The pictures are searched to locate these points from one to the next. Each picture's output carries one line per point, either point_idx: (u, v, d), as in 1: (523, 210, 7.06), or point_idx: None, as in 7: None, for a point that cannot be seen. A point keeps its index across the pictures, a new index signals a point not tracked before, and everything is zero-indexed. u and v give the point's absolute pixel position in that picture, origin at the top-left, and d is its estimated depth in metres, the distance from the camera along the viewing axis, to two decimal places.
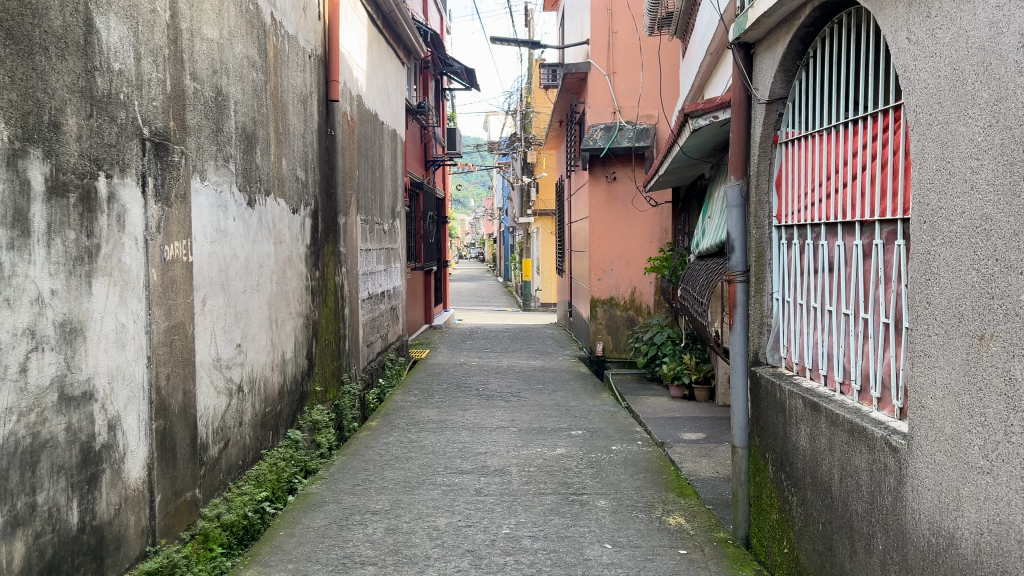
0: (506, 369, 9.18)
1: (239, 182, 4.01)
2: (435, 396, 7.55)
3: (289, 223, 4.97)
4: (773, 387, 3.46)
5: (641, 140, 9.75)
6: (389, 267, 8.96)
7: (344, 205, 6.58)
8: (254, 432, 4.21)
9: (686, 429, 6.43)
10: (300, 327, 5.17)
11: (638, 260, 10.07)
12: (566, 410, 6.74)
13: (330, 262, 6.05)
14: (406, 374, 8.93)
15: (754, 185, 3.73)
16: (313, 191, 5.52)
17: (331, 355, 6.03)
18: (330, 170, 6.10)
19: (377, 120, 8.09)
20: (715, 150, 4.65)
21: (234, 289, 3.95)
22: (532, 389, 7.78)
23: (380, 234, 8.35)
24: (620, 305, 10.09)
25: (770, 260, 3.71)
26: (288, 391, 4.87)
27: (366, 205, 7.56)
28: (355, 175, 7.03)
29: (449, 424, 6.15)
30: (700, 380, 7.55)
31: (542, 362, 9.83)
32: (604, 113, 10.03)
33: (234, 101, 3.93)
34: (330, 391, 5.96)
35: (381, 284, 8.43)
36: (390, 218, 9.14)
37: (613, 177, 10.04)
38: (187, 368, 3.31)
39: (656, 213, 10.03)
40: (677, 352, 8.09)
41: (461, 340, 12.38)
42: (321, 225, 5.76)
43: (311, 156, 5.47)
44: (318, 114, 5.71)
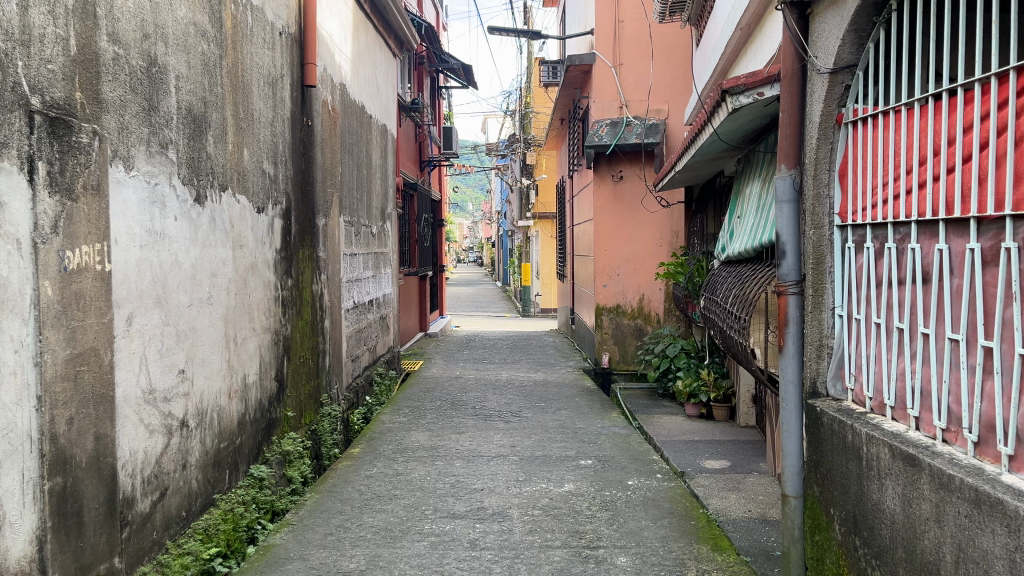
0: (506, 384, 8.47)
1: (183, 172, 3.31)
2: (427, 415, 6.84)
3: (253, 224, 4.26)
4: (840, 429, 2.76)
5: (650, 136, 9.06)
6: (378, 273, 8.24)
7: (324, 205, 5.87)
8: (204, 475, 3.50)
9: (707, 456, 5.72)
10: (267, 344, 4.47)
11: (646, 265, 9.38)
12: (573, 433, 6.02)
13: (306, 270, 5.34)
14: (397, 389, 8.22)
15: (810, 175, 3.04)
16: (285, 188, 4.82)
17: (308, 375, 5.33)
18: (307, 165, 5.40)
19: (363, 113, 7.38)
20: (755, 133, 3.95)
21: (175, 304, 3.24)
22: (534, 408, 7.07)
23: (367, 238, 7.64)
24: (628, 313, 9.41)
25: (831, 267, 3.01)
26: (250, 421, 4.15)
27: (351, 205, 6.85)
28: (337, 171, 6.32)
29: (441, 452, 5.44)
30: (720, 399, 6.86)
31: (544, 375, 9.12)
32: (611, 108, 9.34)
33: (175, 74, 3.24)
34: (307, 415, 5.25)
35: (369, 292, 7.72)
36: (380, 221, 8.43)
37: (620, 176, 9.34)
38: (101, 407, 2.61)
39: (667, 214, 9.32)
40: (693, 367, 7.40)
41: (457, 350, 11.67)
42: (295, 227, 5.06)
43: (283, 148, 4.77)
44: (292, 101, 5.01)
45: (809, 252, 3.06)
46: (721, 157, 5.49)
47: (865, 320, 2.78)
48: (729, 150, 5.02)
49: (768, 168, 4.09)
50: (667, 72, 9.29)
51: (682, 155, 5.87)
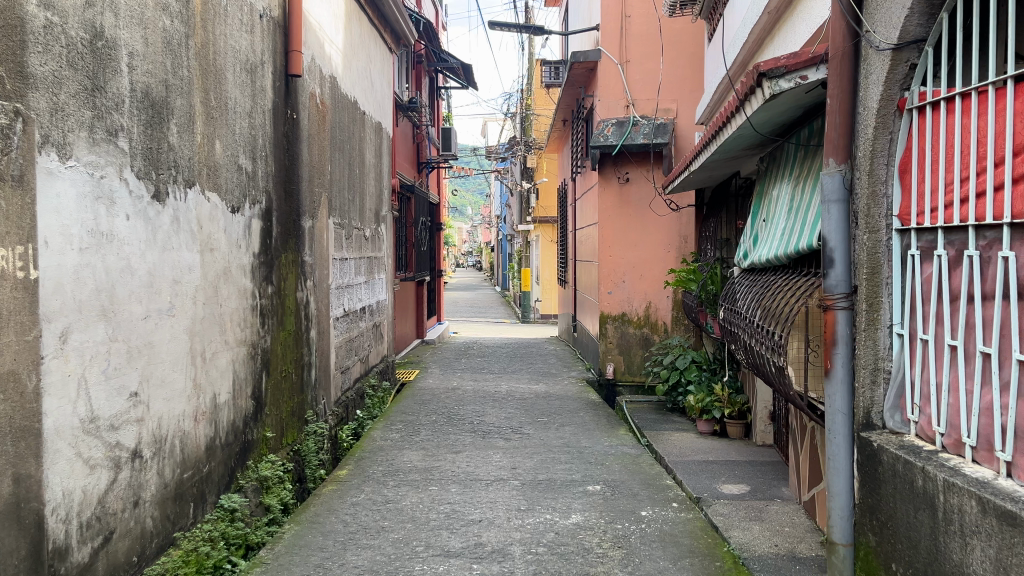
0: (506, 397, 8.02)
1: (137, 164, 2.87)
2: (421, 432, 6.39)
3: (227, 225, 3.82)
4: (907, 472, 2.32)
5: (659, 136, 8.64)
6: (371, 279, 7.81)
7: (311, 205, 5.43)
8: (161, 512, 3.07)
9: (724, 479, 5.29)
10: (242, 358, 4.02)
11: (653, 271, 8.95)
12: (578, 454, 5.58)
13: (290, 275, 4.90)
14: (391, 402, 7.77)
15: (865, 171, 2.61)
16: (264, 186, 4.38)
17: (290, 391, 4.88)
18: (292, 162, 4.96)
19: (355, 109, 6.95)
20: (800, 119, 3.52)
21: (127, 315, 2.80)
22: (535, 424, 6.63)
23: (359, 241, 7.20)
24: (634, 321, 8.97)
25: (888, 278, 2.57)
26: (221, 445, 3.71)
27: (342, 206, 6.41)
28: (327, 169, 5.89)
29: (436, 475, 4.99)
30: (735, 416, 6.43)
31: (546, 387, 8.68)
32: (617, 106, 8.92)
33: (128, 51, 2.81)
34: (289, 434, 4.80)
35: (361, 300, 7.28)
36: (375, 224, 8.01)
37: (626, 178, 8.91)
38: (21, 443, 2.19)
39: (675, 219, 8.90)
40: (706, 381, 6.97)
41: (455, 358, 11.22)
42: (277, 229, 4.62)
43: (263, 142, 4.34)
44: (274, 91, 4.57)
45: (862, 261, 2.62)
46: (742, 155, 5.06)
47: (934, 342, 2.34)
48: (754, 146, 4.58)
49: (803, 165, 3.66)
50: (677, 69, 8.89)
51: (698, 154, 5.44)
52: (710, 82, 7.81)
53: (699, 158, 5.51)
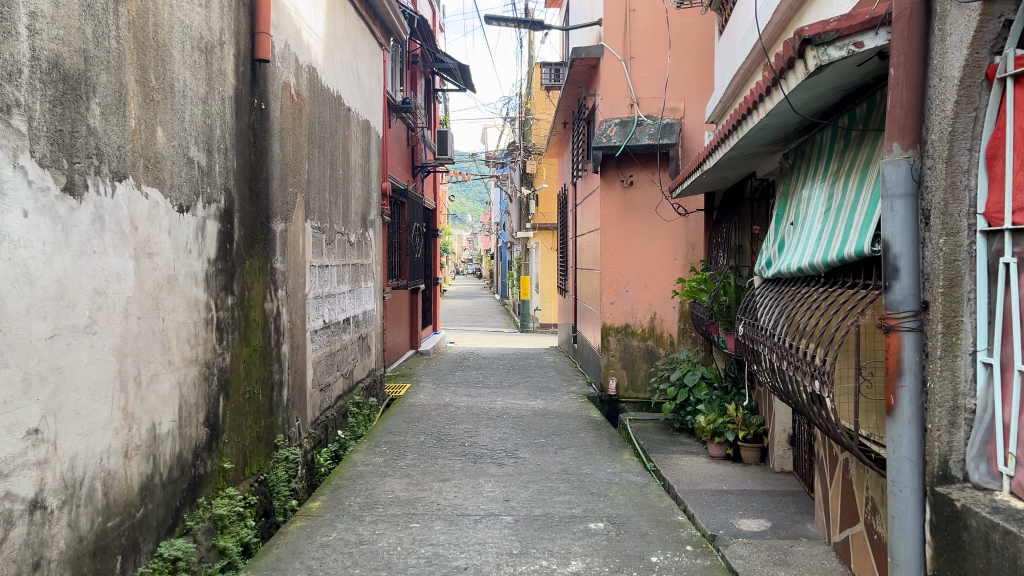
0: (501, 414, 7.48)
1: (39, 148, 2.35)
2: (407, 455, 5.85)
3: (173, 227, 3.29)
4: (1008, 546, 1.79)
5: (665, 137, 8.16)
6: (357, 288, 7.28)
7: (283, 206, 4.90)
8: (73, 573, 2.54)
9: (741, 513, 4.75)
10: (193, 380, 3.49)
11: (658, 281, 8.44)
12: (579, 483, 5.04)
13: (256, 285, 4.36)
14: (377, 420, 7.23)
15: (941, 157, 2.11)
16: (223, 184, 3.85)
17: (256, 414, 4.35)
18: (260, 158, 4.44)
19: (338, 104, 6.43)
20: (841, 102, 3.01)
21: (24, 335, 2.27)
22: (532, 446, 6.09)
23: (343, 247, 6.66)
24: (638, 333, 8.45)
25: (971, 292, 2.06)
26: (162, 482, 3.17)
27: (322, 209, 5.88)
28: (304, 168, 5.36)
29: (419, 509, 4.45)
30: (750, 438, 5.91)
31: (544, 403, 8.14)
32: (621, 106, 8.41)
33: (29, 10, 2.29)
34: (253, 463, 4.27)
35: (345, 310, 6.74)
36: (362, 229, 7.48)
37: (629, 181, 8.39)
38: None
39: (682, 224, 8.38)
40: (717, 401, 6.43)
41: (449, 371, 10.68)
42: (240, 233, 4.09)
43: (221, 133, 3.81)
44: (238, 76, 4.05)
45: (937, 273, 2.12)
46: (762, 152, 4.54)
47: None
48: (779, 140, 4.06)
49: (843, 158, 3.15)
50: (684, 66, 8.39)
51: (712, 151, 4.92)
52: (720, 79, 7.30)
53: (713, 156, 4.99)
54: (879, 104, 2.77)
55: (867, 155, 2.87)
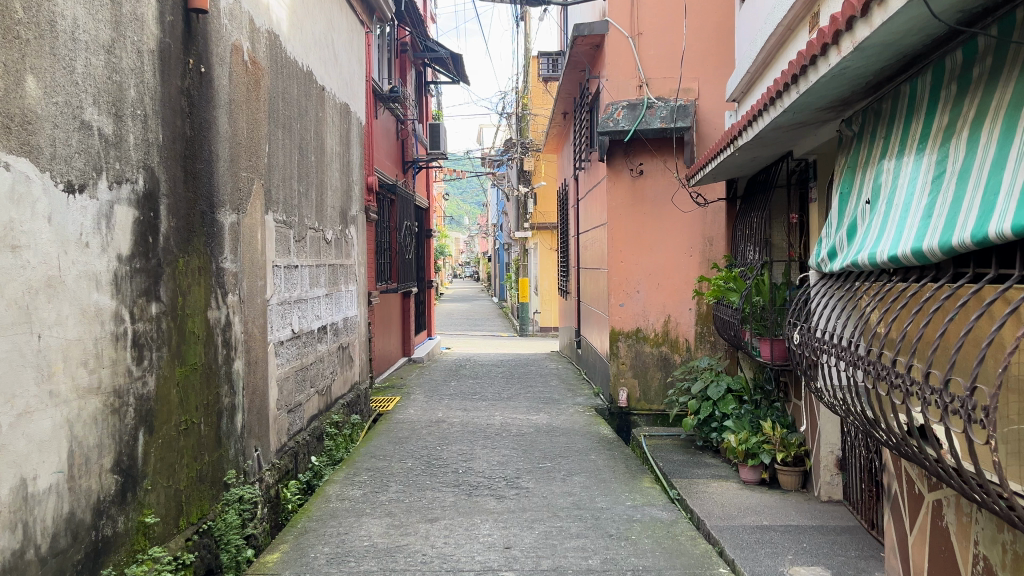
0: (500, 432, 6.64)
1: None
2: (391, 486, 5.02)
3: (57, 212, 2.47)
4: None
5: (679, 119, 7.35)
6: (335, 292, 6.45)
7: (234, 194, 4.08)
8: None
9: (790, 558, 3.92)
10: (94, 414, 2.67)
11: (672, 280, 7.62)
12: (594, 522, 4.22)
13: (195, 289, 3.54)
14: (360, 441, 6.40)
15: None
16: (141, 160, 3.02)
17: (195, 449, 3.51)
18: (201, 132, 3.61)
19: (308, 81, 5.59)
20: (958, 31, 2.26)
21: None
22: (536, 473, 5.27)
23: (317, 246, 5.83)
24: (650, 339, 7.64)
25: None
26: (38, 556, 2.34)
27: (288, 201, 5.05)
28: (263, 151, 4.53)
29: (401, 564, 3.62)
30: (789, 462, 5.09)
31: (548, 418, 7.32)
32: (628, 88, 7.60)
33: None
34: (192, 510, 3.44)
35: (320, 317, 5.91)
36: (340, 225, 6.64)
37: (639, 170, 7.59)
38: None
39: (700, 217, 7.57)
40: (748, 416, 5.61)
41: (442, 381, 9.84)
42: (169, 224, 3.26)
43: (136, 95, 2.98)
44: (164, 25, 3.22)
45: None
46: (814, 120, 3.73)
47: None
48: (841, 99, 3.26)
49: (953, 106, 2.35)
50: (699, 43, 7.58)
51: (749, 124, 4.10)
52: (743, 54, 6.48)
53: (748, 130, 4.18)
54: (1020, 25, 2.03)
55: (1006, 95, 2.07)
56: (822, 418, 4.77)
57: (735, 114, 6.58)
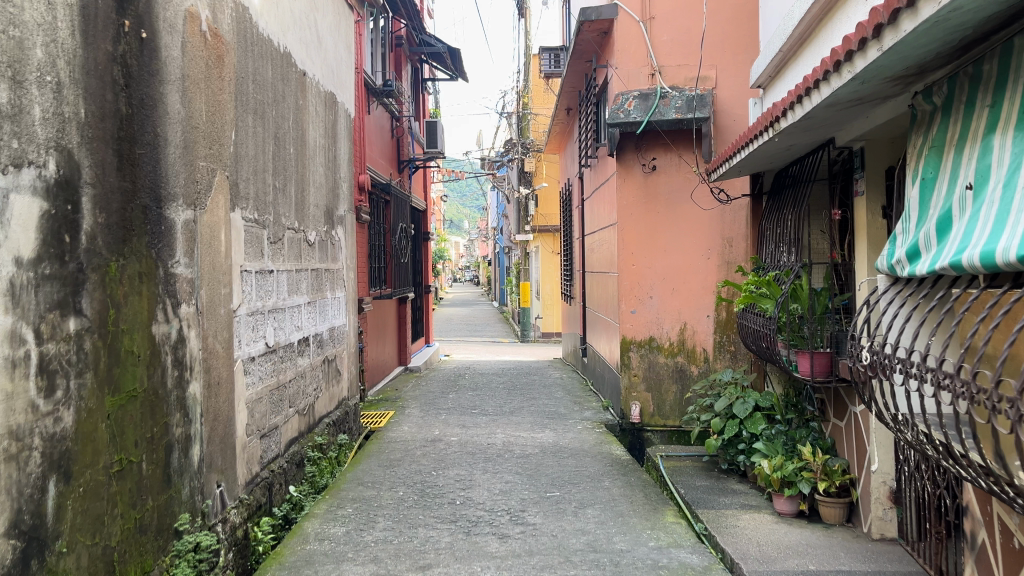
0: (502, 454, 6.02)
1: None
2: (379, 522, 4.41)
3: None
4: None
5: (695, 110, 6.75)
6: (320, 299, 5.84)
7: (191, 187, 3.47)
8: None
9: None
10: None
11: (688, 284, 7.02)
12: (614, 569, 3.60)
13: (135, 300, 2.93)
14: (347, 464, 5.78)
15: None
16: (53, 140, 2.42)
17: (134, 494, 2.89)
18: (142, 111, 3.00)
19: (286, 63, 4.99)
20: None
21: None
22: (543, 506, 4.65)
23: (297, 249, 5.22)
24: (664, 349, 7.05)
25: None
26: None
27: (260, 197, 4.43)
28: (228, 138, 3.92)
29: None
30: (832, 493, 4.47)
31: (554, 436, 6.70)
32: (640, 76, 7.00)
33: None
34: (130, 569, 2.82)
35: (300, 328, 5.29)
36: (325, 226, 6.02)
37: (652, 165, 6.99)
38: None
39: (719, 216, 6.96)
40: (781, 438, 5.00)
41: (440, 393, 9.21)
42: (96, 220, 2.66)
43: (46, 58, 2.38)
44: None
45: None
46: (880, 93, 3.11)
47: None
48: (923, 64, 2.66)
49: None
50: (717, 27, 6.99)
51: (795, 103, 3.48)
52: (769, 35, 5.87)
53: (793, 110, 3.55)
54: None
55: None
56: (874, 442, 4.17)
57: (760, 102, 5.97)
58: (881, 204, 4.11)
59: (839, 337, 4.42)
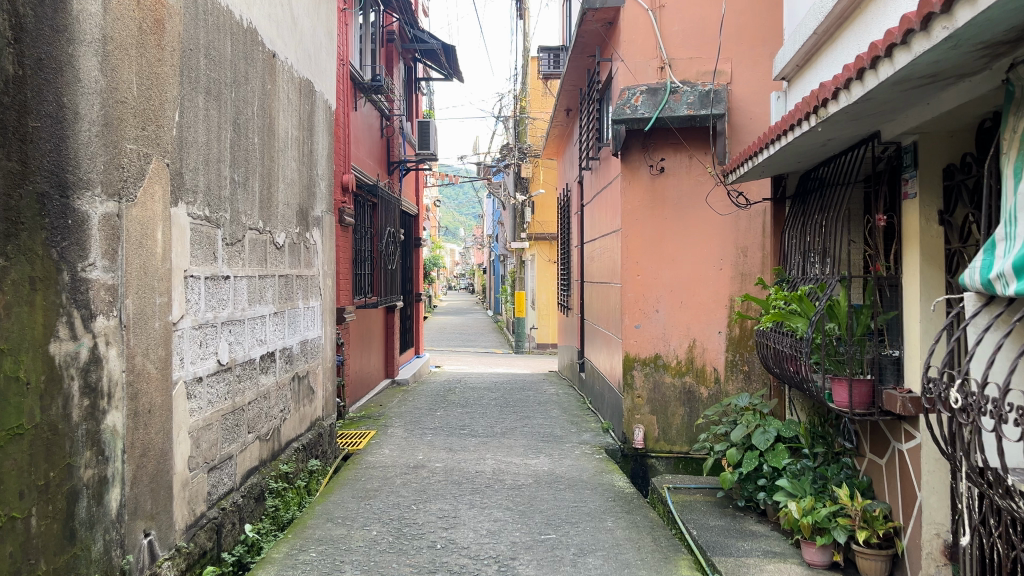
0: (491, 485, 5.40)
1: None
2: (346, 571, 3.77)
3: None
4: None
5: (708, 106, 6.17)
6: (289, 310, 5.21)
7: (116, 173, 2.86)
8: None
9: None
10: None
11: (699, 296, 6.41)
12: None
13: (20, 310, 2.31)
14: (318, 496, 5.16)
15: None
16: None
17: (13, 557, 2.26)
18: (40, 75, 2.40)
19: (251, 41, 4.38)
20: None
21: None
22: (537, 553, 4.03)
23: (261, 253, 4.59)
24: (671, 367, 6.45)
25: None
26: None
27: (212, 191, 3.81)
28: (170, 118, 3.30)
29: None
30: (872, 544, 3.85)
31: (550, 462, 6.08)
32: (648, 69, 6.41)
33: None
34: None
35: (264, 341, 4.67)
36: (298, 227, 5.40)
37: (660, 167, 6.39)
38: None
39: (733, 222, 6.37)
40: (809, 476, 4.39)
41: (427, 410, 8.59)
42: None
43: None
44: None
45: None
46: (962, 68, 2.51)
47: None
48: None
49: None
50: (732, 17, 6.41)
51: (854, 78, 2.83)
52: (795, 21, 5.28)
53: (849, 88, 2.91)
54: None
55: None
56: (925, 486, 3.57)
57: (783, 96, 5.39)
58: (938, 207, 3.54)
59: (882, 363, 3.82)
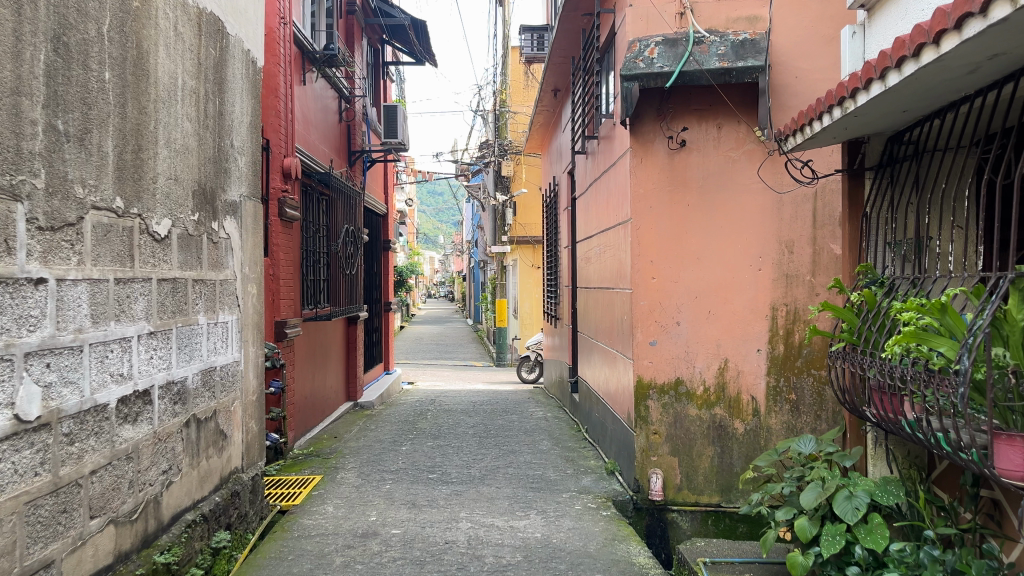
0: (464, 566, 3.93)
1: None
2: None
3: None
4: None
5: (744, 58, 4.77)
6: (181, 326, 3.73)
7: None
8: None
9: None
10: None
11: (732, 304, 4.99)
12: None
13: None
14: None
15: None
16: None
17: None
18: None
19: None
20: None
21: None
22: None
23: (120, 245, 3.10)
24: (696, 396, 5.01)
25: None
26: None
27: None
28: None
29: None
30: None
31: (543, 524, 4.61)
32: (664, 16, 5.00)
33: None
34: None
35: (128, 376, 3.17)
36: (196, 214, 3.92)
37: (680, 139, 4.98)
38: None
39: (775, 209, 4.96)
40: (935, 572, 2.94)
41: (391, 444, 7.06)
42: None
43: None
44: None
45: None
46: None
47: None
48: None
49: None
50: None
51: None
52: None
53: None
54: None
55: None
56: None
57: (860, 31, 4.02)
58: None
59: None
